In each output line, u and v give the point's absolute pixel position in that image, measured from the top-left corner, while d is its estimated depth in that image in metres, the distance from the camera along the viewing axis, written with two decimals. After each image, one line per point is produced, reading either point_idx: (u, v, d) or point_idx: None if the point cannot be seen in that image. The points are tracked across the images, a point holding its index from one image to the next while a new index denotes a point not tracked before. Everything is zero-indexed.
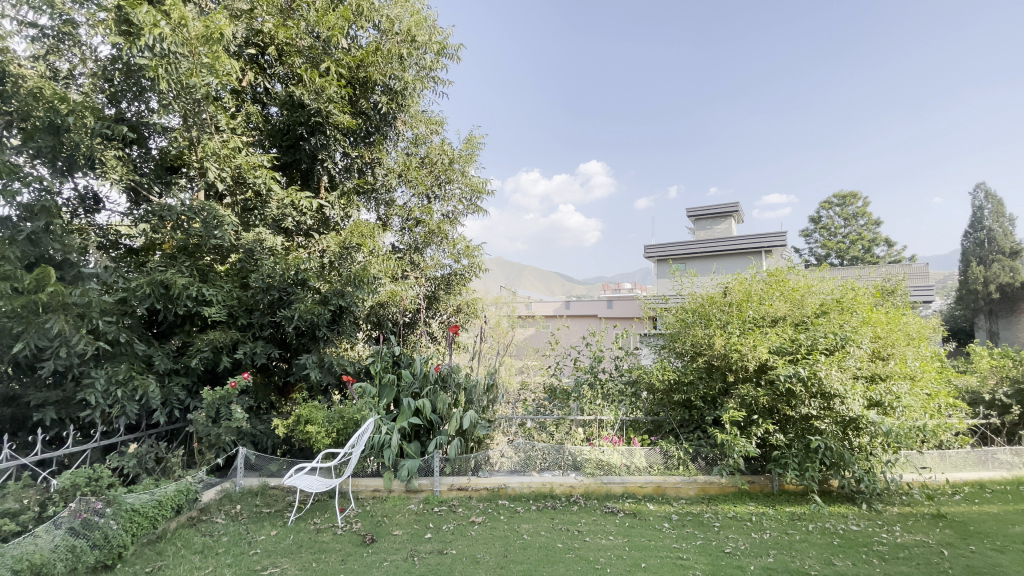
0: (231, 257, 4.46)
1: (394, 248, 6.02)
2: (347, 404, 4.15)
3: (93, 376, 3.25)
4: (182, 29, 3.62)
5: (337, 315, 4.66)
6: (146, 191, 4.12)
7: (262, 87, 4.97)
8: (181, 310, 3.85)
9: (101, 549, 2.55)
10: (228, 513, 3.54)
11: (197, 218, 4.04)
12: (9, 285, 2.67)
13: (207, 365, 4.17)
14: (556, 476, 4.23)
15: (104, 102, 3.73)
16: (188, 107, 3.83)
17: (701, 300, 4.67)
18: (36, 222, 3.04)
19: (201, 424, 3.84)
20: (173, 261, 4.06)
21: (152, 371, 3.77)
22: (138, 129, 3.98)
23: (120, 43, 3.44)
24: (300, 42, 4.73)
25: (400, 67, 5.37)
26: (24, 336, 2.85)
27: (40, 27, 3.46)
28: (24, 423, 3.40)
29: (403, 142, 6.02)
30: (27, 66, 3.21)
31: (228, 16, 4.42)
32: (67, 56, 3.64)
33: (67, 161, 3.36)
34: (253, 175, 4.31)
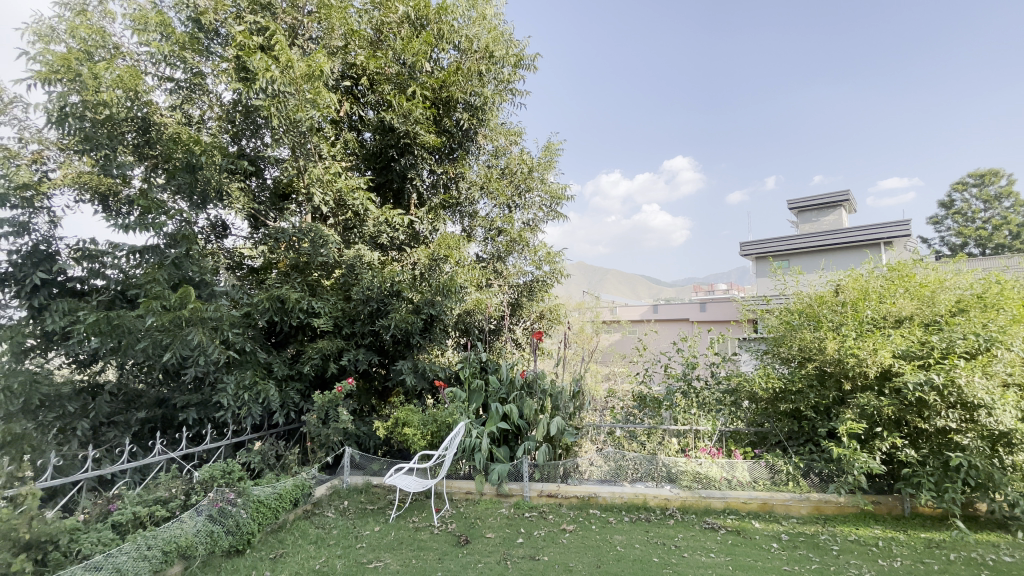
0: (336, 272, 4.82)
1: (478, 257, 6.21)
2: (440, 407, 4.34)
3: (225, 381, 3.68)
4: (289, 70, 3.97)
5: (428, 324, 4.90)
6: (263, 216, 4.70)
7: (357, 115, 5.40)
8: (295, 321, 4.26)
9: (234, 535, 2.92)
10: (337, 508, 3.84)
11: (306, 238, 4.41)
12: (159, 303, 3.16)
13: (318, 370, 4.57)
14: (649, 487, 4.06)
15: (228, 141, 4.35)
16: (295, 140, 4.27)
17: (809, 300, 4.24)
18: (179, 248, 3.59)
19: (314, 424, 4.21)
20: (287, 279, 4.53)
21: (273, 377, 4.21)
22: (257, 162, 4.57)
23: (240, 88, 3.94)
24: (390, 70, 5.06)
25: (480, 83, 5.54)
26: (172, 347, 3.33)
27: (177, 80, 4.16)
28: (172, 422, 3.98)
29: (484, 155, 6.24)
30: (167, 117, 3.95)
31: (326, 54, 4.69)
32: (199, 104, 4.30)
33: (201, 195, 3.90)
34: (353, 197, 4.65)
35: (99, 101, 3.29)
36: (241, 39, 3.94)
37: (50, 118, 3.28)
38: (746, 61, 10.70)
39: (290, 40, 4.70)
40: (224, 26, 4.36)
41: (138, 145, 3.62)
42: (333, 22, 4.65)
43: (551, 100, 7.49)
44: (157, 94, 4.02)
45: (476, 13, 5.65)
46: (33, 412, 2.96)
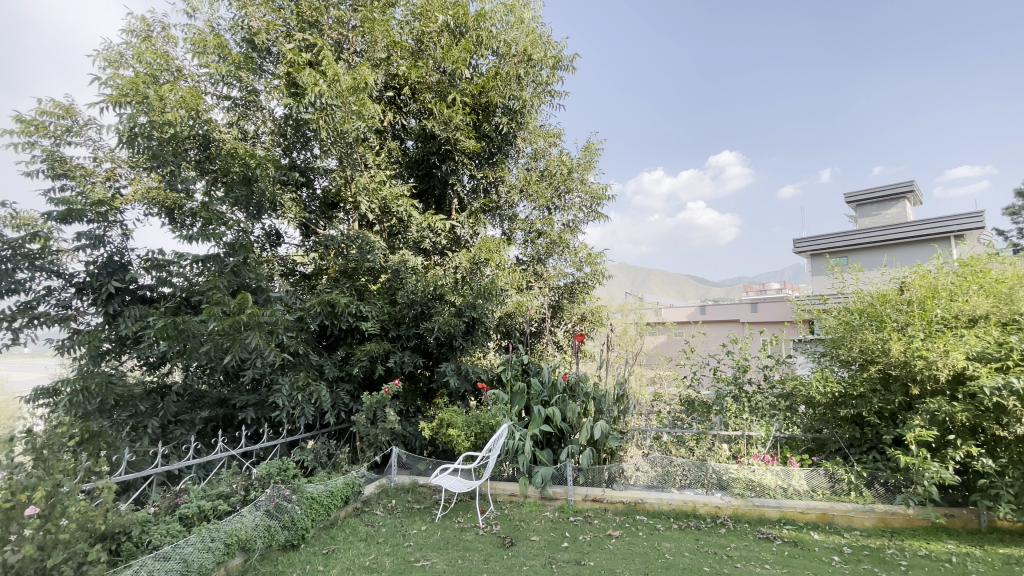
0: (382, 277, 4.94)
1: (518, 260, 6.23)
2: (483, 409, 4.38)
3: (280, 382, 3.86)
4: (337, 84, 4.16)
5: (470, 326, 4.94)
6: (313, 225, 4.91)
7: (400, 124, 5.55)
8: (344, 325, 4.41)
9: (290, 529, 3.04)
10: (385, 506, 3.95)
11: (353, 245, 4.61)
12: (220, 309, 3.35)
13: (366, 372, 4.71)
14: (699, 495, 3.93)
15: (280, 154, 4.62)
16: (342, 150, 4.43)
17: (870, 299, 3.97)
18: (237, 256, 3.82)
19: (363, 424, 4.34)
20: (337, 284, 4.71)
21: (324, 378, 4.38)
22: (307, 173, 4.80)
23: (291, 103, 4.14)
24: (430, 79, 5.19)
25: (518, 87, 5.56)
26: (233, 350, 3.51)
27: (233, 98, 4.46)
28: (232, 421, 4.22)
29: (523, 158, 6.27)
30: (225, 134, 4.23)
31: (371, 66, 4.89)
32: (254, 120, 4.59)
33: (257, 207, 4.12)
34: (397, 204, 4.78)
35: (164, 120, 3.58)
36: (291, 56, 4.14)
37: (124, 138, 3.61)
38: (744, 88, 11.28)
39: (337, 55, 4.88)
40: (275, 45, 4.60)
41: (199, 161, 3.89)
42: (377, 35, 4.78)
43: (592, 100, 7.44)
44: (215, 112, 4.30)
45: (514, 17, 5.68)
46: (108, 411, 3.42)
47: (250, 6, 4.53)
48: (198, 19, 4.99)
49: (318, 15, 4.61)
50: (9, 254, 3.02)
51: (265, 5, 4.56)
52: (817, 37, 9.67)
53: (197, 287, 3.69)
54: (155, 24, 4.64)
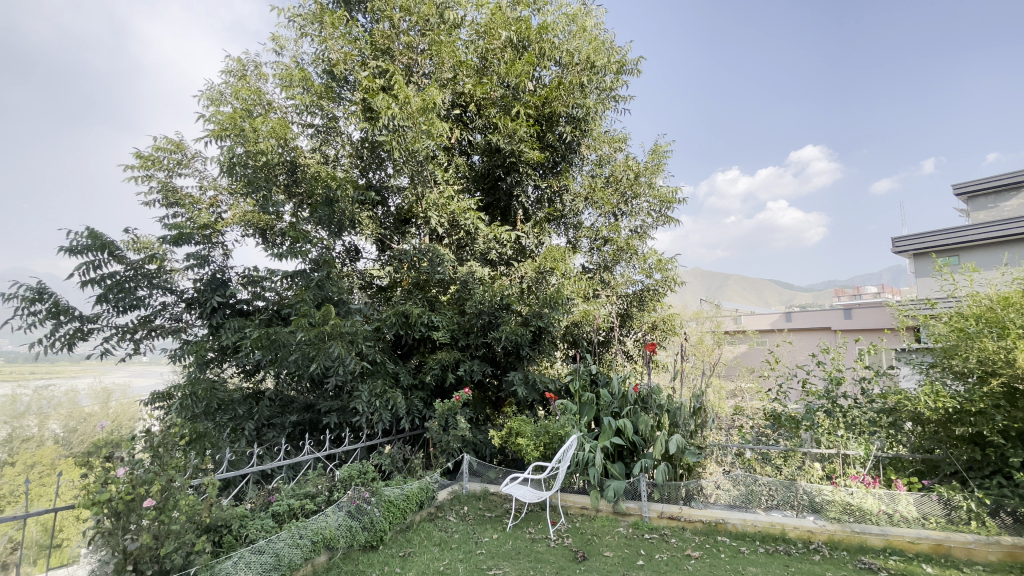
0: (451, 287, 5.09)
1: (584, 268, 6.18)
2: (552, 419, 4.35)
3: (359, 389, 4.07)
4: (407, 106, 4.34)
5: (537, 335, 4.94)
6: (389, 240, 5.21)
7: (467, 140, 5.72)
8: (417, 334, 4.58)
9: (369, 531, 3.19)
10: (458, 513, 4.03)
11: (424, 258, 4.75)
12: (306, 320, 3.63)
13: (438, 380, 4.85)
14: (788, 517, 3.62)
15: (357, 174, 4.93)
16: (413, 168, 4.64)
17: (989, 302, 3.46)
18: (321, 270, 4.10)
19: (435, 431, 4.47)
20: (410, 296, 4.92)
21: (399, 385, 4.56)
22: (382, 192, 5.13)
23: (367, 127, 4.58)
24: (494, 94, 5.32)
25: (582, 94, 5.51)
26: (318, 358, 3.72)
27: (316, 125, 4.85)
28: (318, 425, 4.51)
29: (587, 165, 6.21)
30: (309, 159, 4.57)
31: (438, 86, 5.07)
32: (334, 144, 4.92)
33: (338, 225, 4.44)
34: (464, 217, 4.92)
35: (257, 149, 3.95)
36: (366, 84, 4.45)
37: (225, 168, 4.03)
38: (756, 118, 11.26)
39: (407, 78, 5.13)
40: (352, 73, 4.84)
41: (288, 185, 4.24)
42: (442, 56, 4.94)
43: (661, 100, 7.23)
44: (299, 141, 4.68)
45: (576, 26, 5.68)
46: (212, 414, 3.86)
47: (328, 39, 4.73)
48: (285, 56, 5.49)
49: (390, 42, 4.92)
50: (132, 274, 3.76)
51: (342, 37, 4.75)
52: (815, 83, 10.37)
53: (285, 300, 4.05)
54: (249, 63, 5.19)
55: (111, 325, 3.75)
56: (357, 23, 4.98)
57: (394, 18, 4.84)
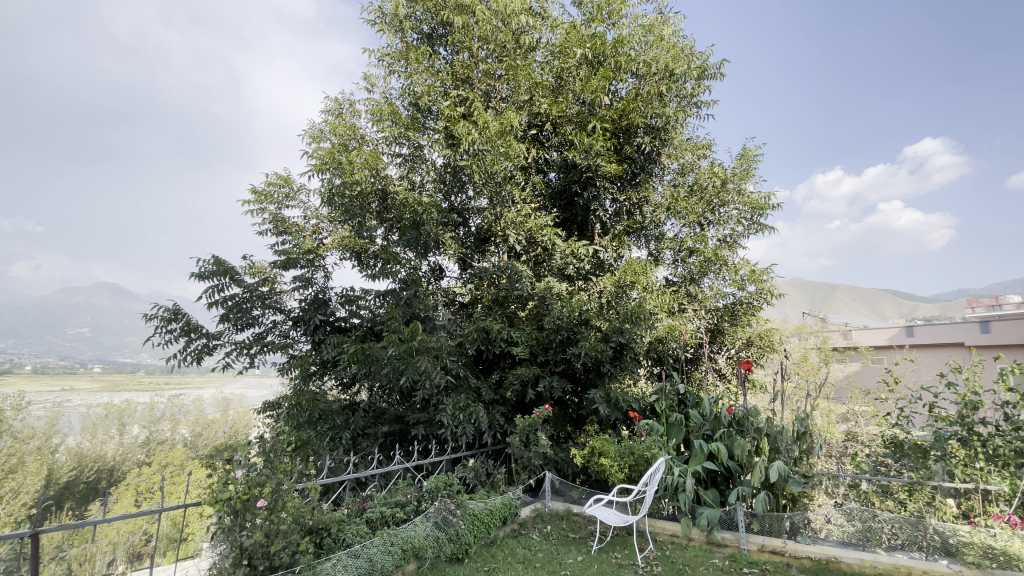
0: (530, 303, 5.15)
1: (668, 281, 5.98)
2: (637, 440, 4.20)
3: (445, 403, 4.20)
4: (486, 130, 4.46)
5: (619, 352, 4.82)
6: (470, 259, 5.40)
7: (543, 158, 5.81)
8: (498, 349, 4.66)
9: (455, 543, 3.28)
10: (541, 532, 4.01)
11: (503, 275, 4.85)
12: (397, 336, 3.86)
13: (518, 396, 4.88)
14: (916, 561, 3.15)
15: (441, 199, 5.26)
16: (492, 189, 4.78)
17: None
18: (410, 289, 4.35)
19: (517, 446, 4.49)
20: (490, 312, 5.04)
21: (481, 400, 4.65)
22: (463, 213, 5.35)
23: (450, 154, 4.86)
24: (570, 111, 5.34)
25: (661, 104, 5.38)
26: (407, 373, 3.89)
27: (402, 155, 5.23)
28: (406, 437, 4.72)
29: (669, 175, 6.09)
30: (398, 186, 4.90)
31: (516, 109, 5.22)
32: (420, 172, 5.26)
33: (424, 247, 4.73)
34: (542, 234, 4.95)
35: (352, 180, 4.34)
36: (448, 112, 4.71)
37: (327, 199, 4.51)
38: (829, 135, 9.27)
39: (485, 104, 5.33)
40: (435, 103, 5.24)
41: (380, 211, 4.62)
42: (519, 80, 5.09)
43: (754, 100, 6.88)
44: (390, 168, 5.07)
45: (653, 36, 5.61)
46: (314, 423, 4.21)
47: (414, 74, 5.16)
48: (375, 92, 5.94)
49: (469, 71, 5.18)
50: (248, 296, 4.24)
51: (426, 71, 5.14)
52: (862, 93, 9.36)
53: (378, 317, 4.34)
54: (345, 102, 5.73)
55: (231, 341, 4.31)
56: (439, 57, 5.32)
57: (473, 48, 5.10)
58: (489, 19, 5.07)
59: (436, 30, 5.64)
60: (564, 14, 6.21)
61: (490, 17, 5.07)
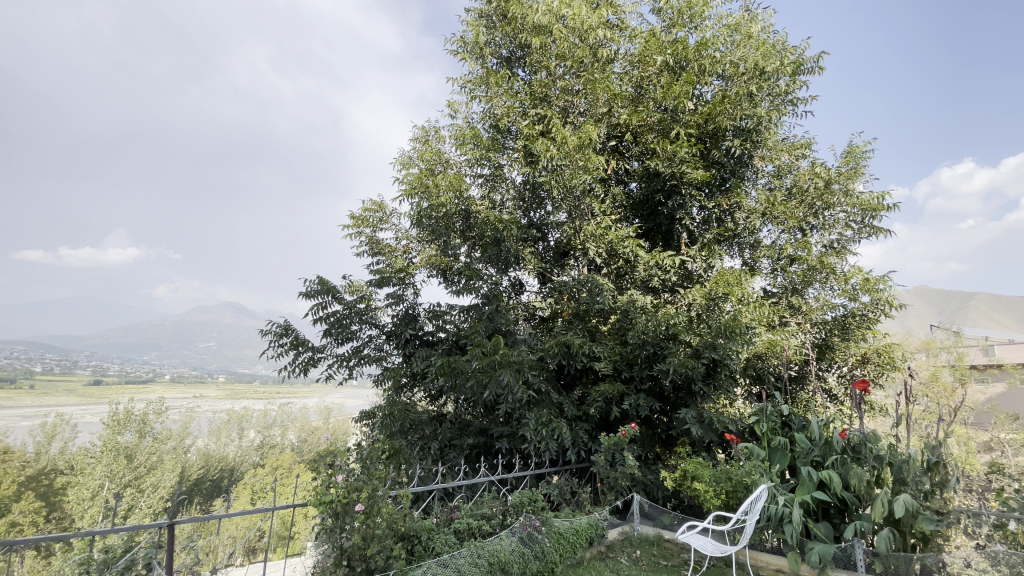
0: (612, 317, 5.03)
1: (766, 292, 5.55)
2: (734, 464, 3.90)
3: (527, 417, 4.19)
4: (565, 146, 4.46)
5: (711, 369, 4.53)
6: (549, 273, 5.42)
7: (624, 169, 5.73)
8: (580, 364, 4.58)
9: (540, 560, 3.25)
10: (630, 556, 3.84)
11: (584, 289, 4.78)
12: (479, 349, 3.92)
13: (602, 413, 4.75)
14: None
15: (520, 216, 5.37)
16: (571, 204, 4.76)
17: None
18: (492, 304, 4.48)
19: (602, 465, 4.34)
20: (571, 326, 4.99)
21: (564, 416, 4.57)
22: (542, 228, 5.41)
23: (529, 171, 4.95)
24: (651, 119, 5.18)
25: (751, 104, 5.08)
26: (490, 386, 3.94)
27: (483, 174, 5.42)
28: (491, 450, 4.78)
29: (764, 178, 5.73)
30: (480, 206, 5.05)
31: (594, 122, 5.19)
32: (500, 190, 5.42)
33: (505, 262, 4.85)
34: (623, 246, 4.82)
35: (439, 203, 4.57)
36: (527, 131, 4.80)
37: (416, 221, 4.79)
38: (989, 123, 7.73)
39: (564, 119, 5.36)
40: (514, 123, 5.36)
41: (463, 230, 4.79)
42: (596, 93, 4.98)
43: (865, 89, 6.27)
44: (472, 189, 5.32)
45: (740, 35, 5.38)
46: (405, 432, 4.44)
47: (494, 97, 5.34)
48: (458, 118, 6.25)
49: (547, 89, 5.24)
50: (347, 313, 4.59)
51: (505, 93, 5.30)
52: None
53: (461, 331, 4.51)
54: (430, 129, 6.06)
55: (333, 354, 4.67)
56: (518, 79, 5.49)
57: (551, 66, 5.18)
58: (566, 37, 5.14)
59: (515, 53, 5.82)
60: (643, 22, 6.12)
61: (568, 34, 5.15)
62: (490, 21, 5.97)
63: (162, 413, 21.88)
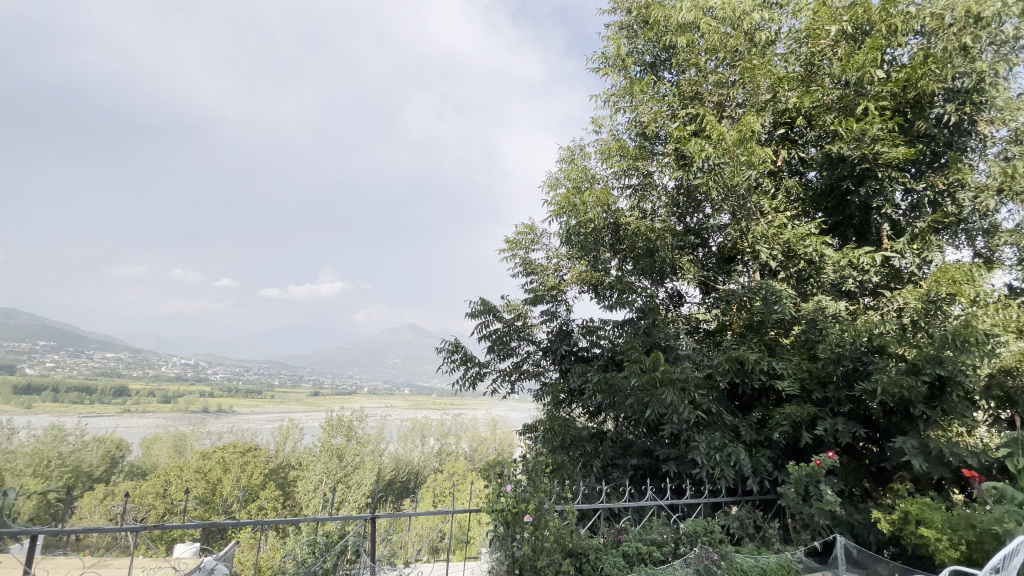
0: (795, 329, 4.41)
1: (1010, 289, 4.52)
2: (982, 511, 3.06)
3: (697, 440, 3.86)
4: (723, 142, 4.10)
5: (936, 388, 3.69)
6: (713, 282, 5.06)
7: (797, 158, 5.10)
8: (757, 383, 4.06)
9: None
10: None
11: (757, 297, 4.32)
12: (638, 366, 3.77)
13: (789, 438, 4.15)
14: None
15: (676, 222, 5.17)
16: (735, 204, 4.34)
17: None
18: (648, 318, 4.32)
19: (792, 499, 3.78)
20: (742, 339, 4.42)
21: (741, 441, 4.10)
22: (702, 233, 5.09)
23: (682, 174, 4.67)
24: (828, 98, 4.49)
25: (970, 59, 4.10)
26: (652, 405, 3.72)
27: (631, 184, 5.36)
28: (657, 473, 4.52)
29: (996, 146, 4.56)
30: (629, 217, 4.98)
31: (756, 112, 4.70)
32: (650, 199, 5.38)
33: (661, 273, 4.64)
34: (803, 245, 4.20)
35: (587, 219, 4.63)
36: (677, 134, 4.57)
37: (566, 238, 4.88)
38: None
39: (719, 115, 4.99)
40: (662, 128, 5.18)
41: (613, 243, 4.78)
42: (757, 81, 4.50)
43: None
44: (621, 201, 5.31)
45: None
46: (568, 448, 4.48)
47: (639, 105, 5.19)
48: (603, 132, 6.26)
49: (698, 87, 4.92)
50: (507, 330, 4.89)
51: (651, 99, 5.13)
52: None
53: (617, 346, 4.42)
54: (576, 148, 6.16)
55: (497, 369, 4.97)
56: (664, 82, 5.26)
57: (701, 62, 4.88)
58: (716, 29, 4.82)
59: (660, 56, 5.65)
60: None
61: (718, 25, 4.81)
62: (631, 30, 5.94)
63: (362, 420, 25.77)
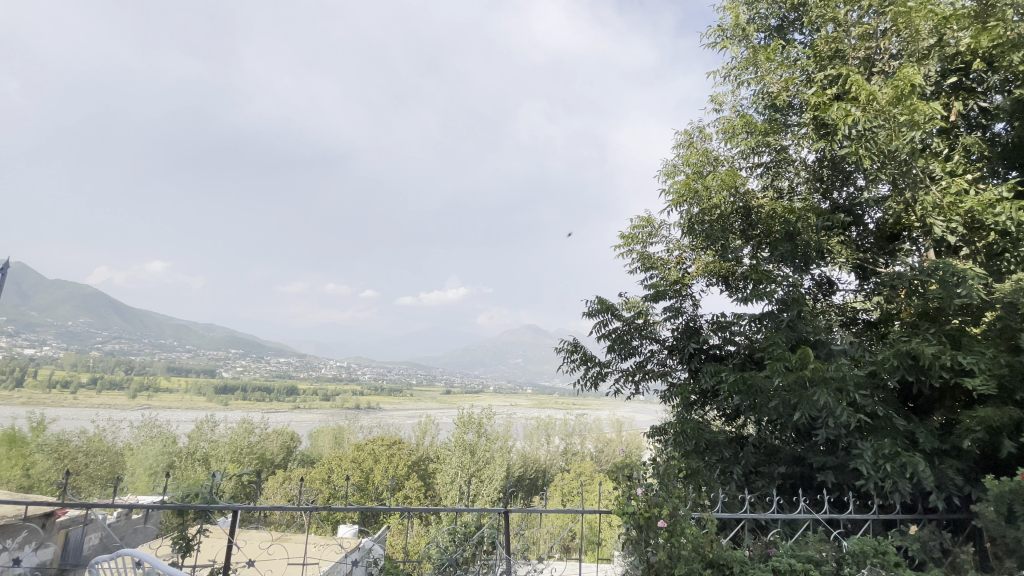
0: (988, 316, 3.60)
1: None
2: None
3: (860, 447, 3.35)
4: (874, 103, 3.54)
5: None
6: (872, 265, 4.49)
7: (978, 109, 4.25)
8: (938, 382, 3.40)
9: None
10: None
11: (932, 279, 3.57)
12: (782, 364, 3.39)
13: (985, 447, 3.41)
14: None
15: (820, 200, 4.64)
16: (896, 171, 3.71)
17: None
18: (791, 311, 3.87)
19: (992, 520, 3.09)
20: (915, 330, 3.76)
21: (919, 449, 3.48)
22: (853, 210, 4.50)
23: (824, 146, 4.11)
24: (1013, 32, 3.58)
25: None
26: (801, 407, 3.32)
27: (764, 162, 5.04)
28: (811, 483, 4.02)
29: None
30: (761, 199, 4.65)
31: (916, 62, 3.99)
32: (788, 174, 4.95)
33: (804, 258, 4.10)
34: (992, 213, 3.42)
35: (712, 205, 4.36)
36: (814, 101, 4.04)
37: (688, 229, 4.62)
38: None
39: (868, 71, 4.32)
40: (795, 96, 4.56)
41: (744, 229, 4.44)
42: (916, 25, 3.78)
43: None
44: (753, 182, 5.05)
45: None
46: (702, 452, 4.22)
47: (766, 74, 4.70)
48: (725, 109, 5.79)
49: (838, 44, 4.33)
50: (628, 329, 4.77)
51: (780, 66, 4.61)
52: None
53: (755, 343, 4.04)
54: (695, 131, 5.79)
55: (619, 369, 4.89)
56: (796, 44, 4.74)
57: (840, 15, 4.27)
58: None
59: (787, 17, 5.10)
60: None
61: None
62: None
63: (490, 418, 27.04)
